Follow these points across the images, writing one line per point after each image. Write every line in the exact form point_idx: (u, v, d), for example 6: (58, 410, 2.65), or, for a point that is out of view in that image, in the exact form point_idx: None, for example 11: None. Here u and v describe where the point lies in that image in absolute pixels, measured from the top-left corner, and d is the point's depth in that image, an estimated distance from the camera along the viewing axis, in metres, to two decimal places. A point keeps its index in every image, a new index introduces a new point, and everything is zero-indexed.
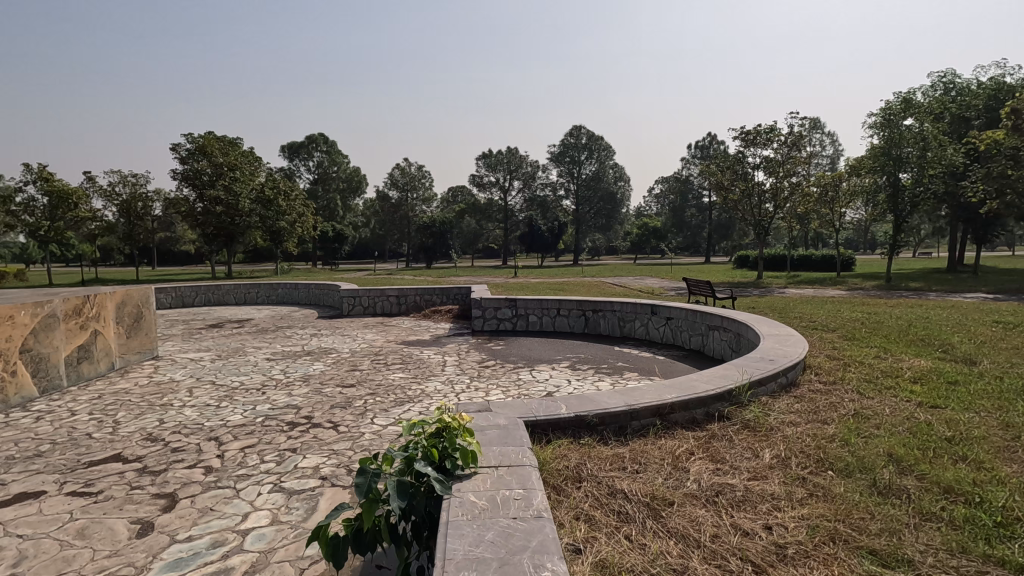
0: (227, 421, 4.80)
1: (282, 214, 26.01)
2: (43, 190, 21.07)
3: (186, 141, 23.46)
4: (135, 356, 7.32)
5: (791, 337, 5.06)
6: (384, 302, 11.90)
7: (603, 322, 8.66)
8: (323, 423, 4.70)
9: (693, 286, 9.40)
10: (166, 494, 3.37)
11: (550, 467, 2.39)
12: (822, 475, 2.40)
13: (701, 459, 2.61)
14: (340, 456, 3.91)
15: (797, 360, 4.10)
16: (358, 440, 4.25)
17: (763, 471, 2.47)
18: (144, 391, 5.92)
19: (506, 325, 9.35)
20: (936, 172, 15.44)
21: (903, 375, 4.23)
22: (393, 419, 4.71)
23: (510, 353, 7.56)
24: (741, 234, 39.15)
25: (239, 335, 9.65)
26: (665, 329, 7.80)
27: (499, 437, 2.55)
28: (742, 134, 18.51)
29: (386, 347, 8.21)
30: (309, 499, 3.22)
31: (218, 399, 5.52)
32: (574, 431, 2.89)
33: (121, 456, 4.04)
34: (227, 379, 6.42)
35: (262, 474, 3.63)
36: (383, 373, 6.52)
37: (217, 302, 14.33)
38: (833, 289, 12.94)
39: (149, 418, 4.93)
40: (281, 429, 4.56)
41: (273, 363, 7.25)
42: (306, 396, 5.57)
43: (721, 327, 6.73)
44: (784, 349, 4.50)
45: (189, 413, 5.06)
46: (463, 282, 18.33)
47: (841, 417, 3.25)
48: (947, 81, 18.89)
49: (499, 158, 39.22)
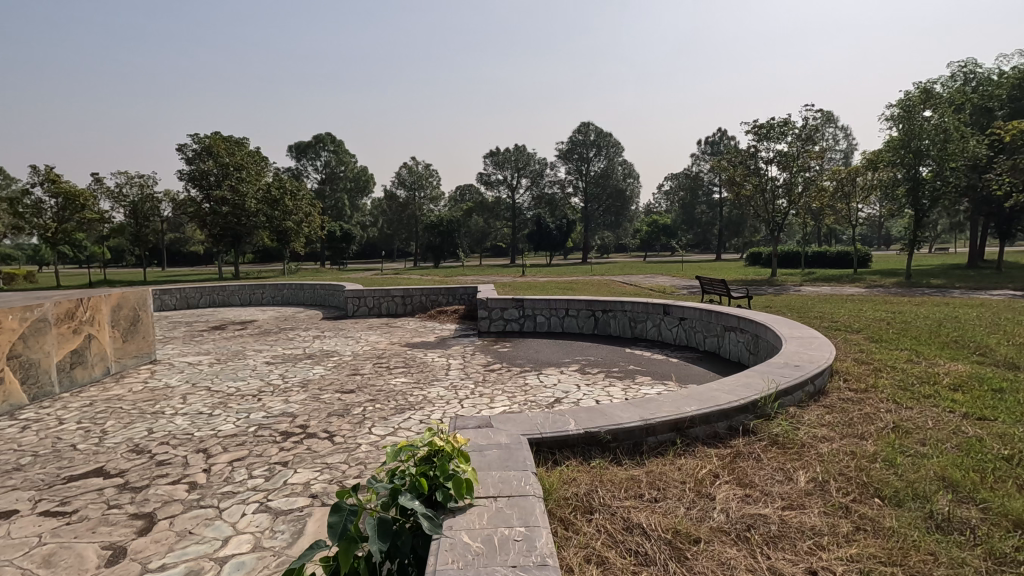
0: (219, 430, 4.57)
1: (288, 214, 25.87)
2: (51, 191, 21.01)
3: (192, 141, 23.57)
4: (132, 360, 7.11)
5: (816, 340, 4.73)
6: (389, 303, 11.67)
7: (613, 322, 8.37)
8: (318, 433, 4.46)
9: (706, 285, 9.05)
10: (144, 514, 3.14)
11: (557, 495, 2.10)
12: (869, 504, 2.12)
13: (727, 484, 2.31)
14: (334, 469, 3.68)
15: (824, 366, 3.78)
16: (354, 452, 4.01)
17: (799, 498, 2.17)
18: (138, 397, 5.71)
19: (513, 326, 9.07)
20: (959, 164, 14.89)
21: (942, 381, 3.89)
22: (391, 429, 4.46)
23: (517, 355, 7.28)
24: (752, 231, 38.49)
25: (241, 338, 9.45)
26: (678, 330, 7.48)
27: (499, 459, 2.28)
28: (754, 128, 18.05)
29: (390, 349, 7.97)
30: (295, 521, 2.97)
31: (211, 407, 5.30)
32: (584, 450, 2.60)
33: (103, 470, 3.81)
34: (224, 384, 6.21)
35: (248, 492, 3.38)
36: (384, 377, 6.27)
37: (222, 303, 14.21)
38: (851, 286, 12.48)
39: (138, 428, 4.70)
40: (273, 440, 4.32)
41: (273, 368, 7.04)
42: (303, 403, 5.33)
43: (738, 329, 6.41)
44: (810, 353, 4.17)
45: (180, 422, 4.83)
46: (470, 282, 18.11)
47: (878, 431, 2.95)
48: (967, 71, 18.25)
49: (507, 156, 38.86)
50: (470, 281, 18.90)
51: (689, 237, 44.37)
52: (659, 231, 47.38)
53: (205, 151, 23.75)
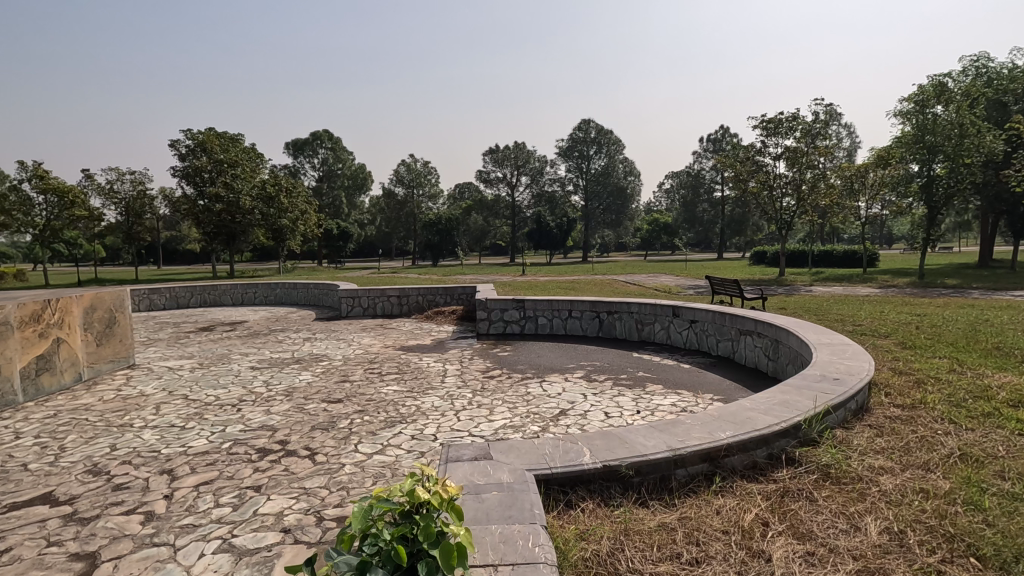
0: (189, 447, 4.12)
1: (284, 211, 25.15)
2: (39, 188, 20.43)
3: (186, 137, 23.27)
4: (108, 365, 6.69)
5: (849, 348, 4.27)
6: (385, 303, 11.20)
7: (619, 325, 7.94)
8: (299, 450, 4.03)
9: (718, 286, 8.60)
10: (85, 555, 2.69)
11: (576, 562, 1.67)
12: (966, 567, 1.69)
13: (781, 536, 1.88)
14: (313, 497, 3.24)
15: (867, 379, 3.34)
16: (336, 474, 3.58)
17: (876, 557, 1.74)
18: (108, 407, 5.26)
19: (514, 327, 8.63)
20: (975, 162, 14.41)
21: (998, 396, 3.45)
22: (379, 447, 4.01)
23: (517, 360, 6.84)
24: (755, 229, 37.99)
25: (227, 341, 8.97)
26: (688, 333, 7.06)
27: (501, 507, 1.84)
28: (763, 123, 17.54)
29: (383, 353, 7.52)
30: (261, 565, 2.52)
31: (185, 419, 4.85)
32: (601, 488, 2.16)
33: (50, 496, 3.37)
34: (202, 392, 5.75)
35: (212, 525, 2.95)
36: (375, 385, 5.81)
37: (212, 303, 13.76)
38: (863, 287, 12.04)
39: (100, 443, 4.26)
40: (248, 459, 3.87)
41: (258, 373, 6.59)
42: (285, 414, 4.89)
43: (755, 333, 5.96)
44: (846, 363, 3.70)
45: (148, 437, 4.39)
46: (468, 281, 17.70)
47: (945, 461, 2.52)
48: (979, 64, 17.73)
49: (506, 153, 38.28)
50: (469, 281, 18.44)
51: (690, 236, 43.89)
52: (660, 231, 46.87)
53: (199, 147, 23.44)
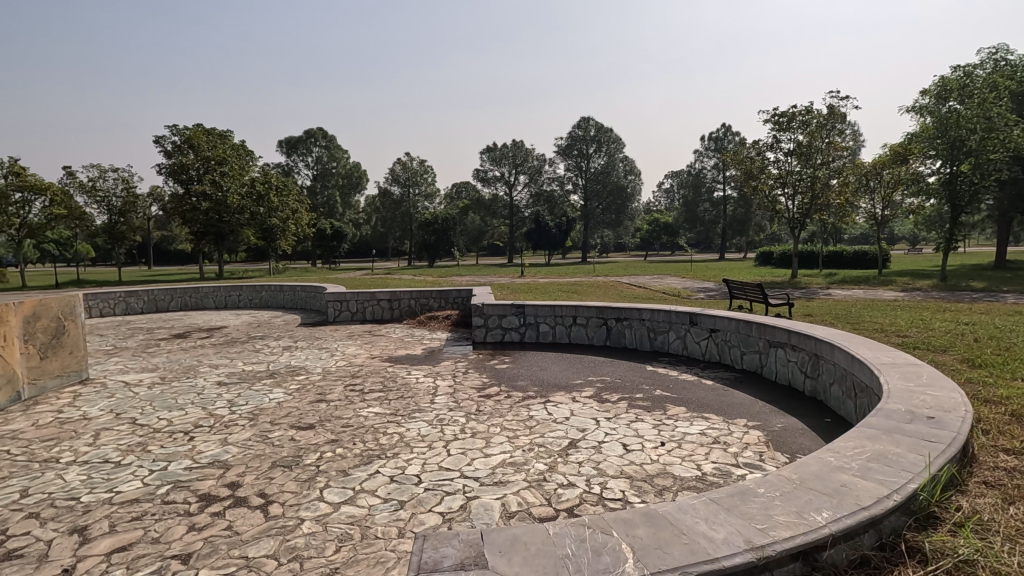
0: (117, 493, 3.36)
1: (274, 210, 24.29)
2: (16, 185, 19.58)
3: (172, 132, 22.54)
4: (54, 381, 5.92)
5: (921, 369, 3.53)
6: (374, 307, 10.41)
7: (628, 332, 7.20)
8: (250, 498, 3.26)
9: (737, 289, 7.84)
10: None
11: None
12: None
13: None
14: (254, 572, 2.47)
15: (968, 418, 2.60)
16: (291, 534, 2.82)
17: None
18: (38, 435, 4.48)
19: (513, 335, 7.88)
20: (1002, 156, 13.63)
21: None
22: (350, 493, 3.24)
23: (517, 374, 6.07)
24: (757, 229, 37.30)
25: (199, 350, 8.17)
26: (708, 343, 6.34)
27: None
28: (774, 117, 16.87)
29: (368, 366, 6.73)
30: None
31: (124, 451, 4.08)
32: None
33: None
34: (153, 416, 4.97)
35: None
36: (354, 407, 5.03)
37: (194, 306, 12.99)
38: (885, 289, 11.33)
39: (9, 487, 3.48)
40: (185, 512, 3.11)
41: (224, 391, 5.79)
42: (244, 446, 4.13)
43: (788, 345, 5.22)
44: (931, 394, 2.96)
45: (72, 477, 3.63)
46: (465, 283, 16.92)
47: None
48: (998, 57, 17.04)
49: (505, 152, 37.51)
50: (465, 282, 17.59)
51: (692, 235, 43.13)
52: (660, 231, 46.19)
53: (186, 143, 22.75)
